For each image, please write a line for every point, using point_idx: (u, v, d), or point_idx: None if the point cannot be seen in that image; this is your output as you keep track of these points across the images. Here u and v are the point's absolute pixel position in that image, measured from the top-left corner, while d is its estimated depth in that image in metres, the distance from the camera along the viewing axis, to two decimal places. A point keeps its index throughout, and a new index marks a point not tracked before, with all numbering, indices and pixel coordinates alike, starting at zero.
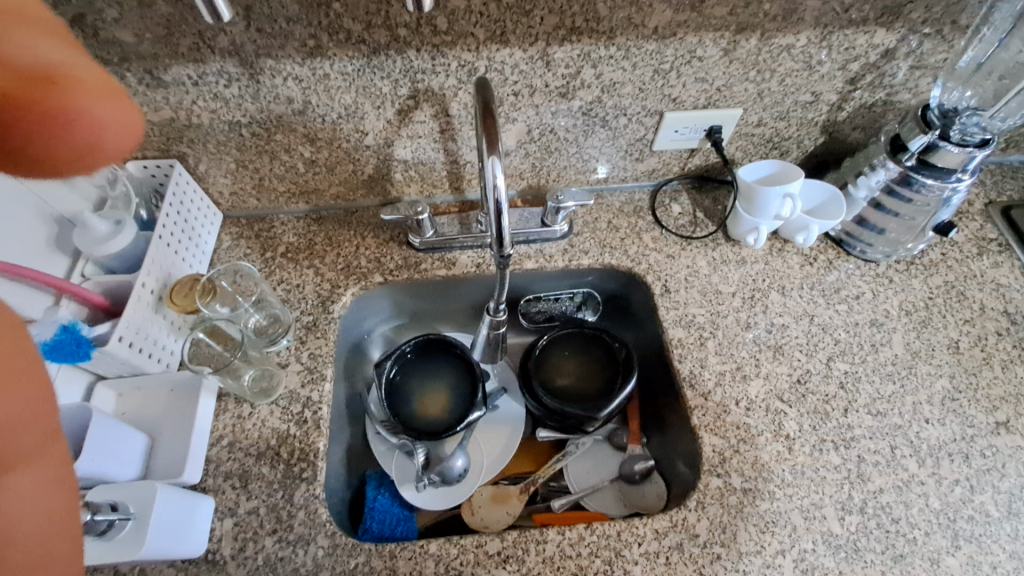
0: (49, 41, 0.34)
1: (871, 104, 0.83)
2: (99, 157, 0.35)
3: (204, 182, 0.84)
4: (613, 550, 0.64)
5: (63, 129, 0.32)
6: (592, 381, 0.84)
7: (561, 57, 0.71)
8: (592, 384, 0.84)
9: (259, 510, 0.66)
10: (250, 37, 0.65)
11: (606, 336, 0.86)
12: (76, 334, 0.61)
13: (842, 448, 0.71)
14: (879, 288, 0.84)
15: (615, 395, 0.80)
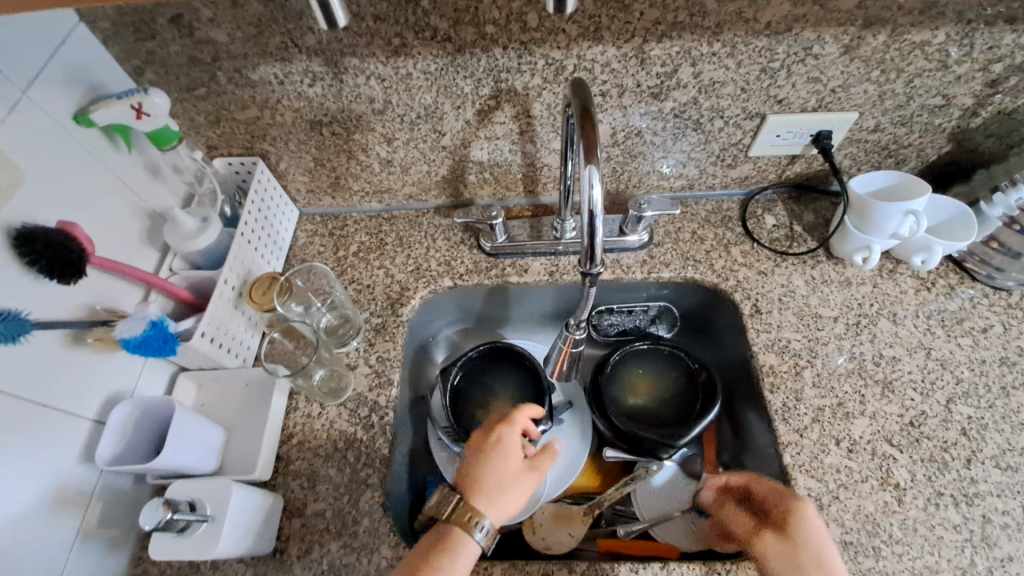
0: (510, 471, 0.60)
1: (1012, 109, 0.72)
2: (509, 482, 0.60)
3: (284, 180, 0.84)
4: None
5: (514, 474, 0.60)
6: (668, 404, 0.80)
7: (657, 55, 0.65)
8: (667, 408, 0.79)
9: (326, 513, 0.66)
10: (337, 36, 0.64)
11: (684, 357, 0.81)
12: (164, 331, 0.61)
13: (964, 505, 0.62)
14: (1012, 321, 0.73)
15: (697, 421, 0.75)
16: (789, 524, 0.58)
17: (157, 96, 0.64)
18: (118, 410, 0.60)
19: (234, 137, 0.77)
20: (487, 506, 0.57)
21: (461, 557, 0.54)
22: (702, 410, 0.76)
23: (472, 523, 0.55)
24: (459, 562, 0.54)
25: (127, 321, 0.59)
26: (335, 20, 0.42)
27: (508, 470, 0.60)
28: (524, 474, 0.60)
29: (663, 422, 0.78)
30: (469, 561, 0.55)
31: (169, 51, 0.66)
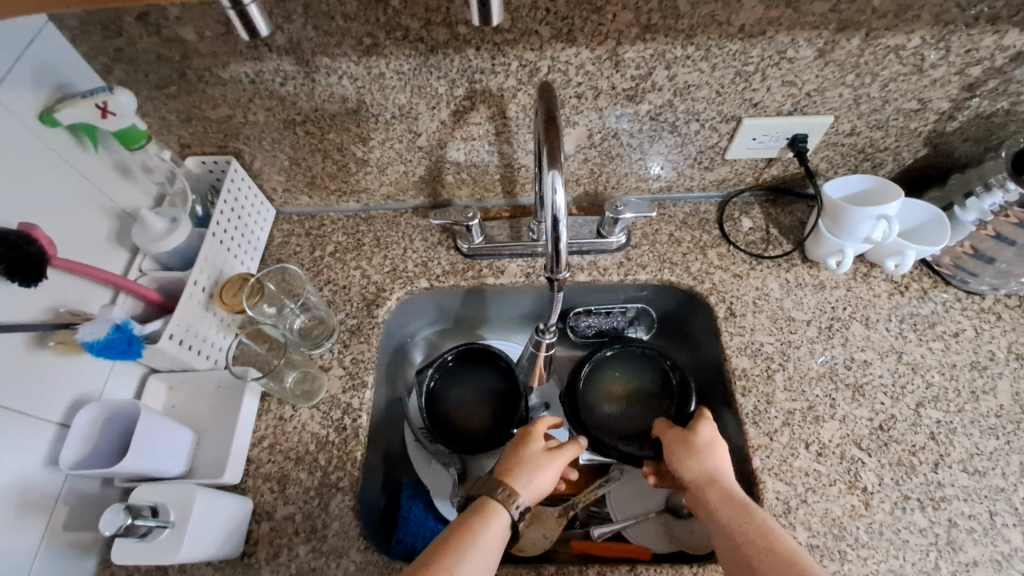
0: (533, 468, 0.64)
1: (990, 113, 0.72)
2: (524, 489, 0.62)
3: (259, 179, 0.84)
4: None
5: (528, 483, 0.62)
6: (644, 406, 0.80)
7: (632, 57, 0.65)
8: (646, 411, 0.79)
9: (296, 516, 0.66)
10: (307, 34, 0.63)
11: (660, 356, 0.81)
12: (128, 334, 0.60)
13: (930, 509, 0.62)
14: (984, 325, 0.74)
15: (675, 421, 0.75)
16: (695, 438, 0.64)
17: (124, 96, 0.62)
18: (82, 412, 0.60)
19: (207, 136, 0.76)
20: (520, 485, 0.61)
21: (497, 525, 0.58)
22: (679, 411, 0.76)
23: (510, 498, 0.59)
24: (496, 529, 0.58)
25: (91, 324, 0.59)
26: (254, 31, 0.45)
27: (542, 453, 0.65)
28: (558, 460, 0.65)
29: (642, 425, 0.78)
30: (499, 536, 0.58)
31: (136, 49, 0.65)
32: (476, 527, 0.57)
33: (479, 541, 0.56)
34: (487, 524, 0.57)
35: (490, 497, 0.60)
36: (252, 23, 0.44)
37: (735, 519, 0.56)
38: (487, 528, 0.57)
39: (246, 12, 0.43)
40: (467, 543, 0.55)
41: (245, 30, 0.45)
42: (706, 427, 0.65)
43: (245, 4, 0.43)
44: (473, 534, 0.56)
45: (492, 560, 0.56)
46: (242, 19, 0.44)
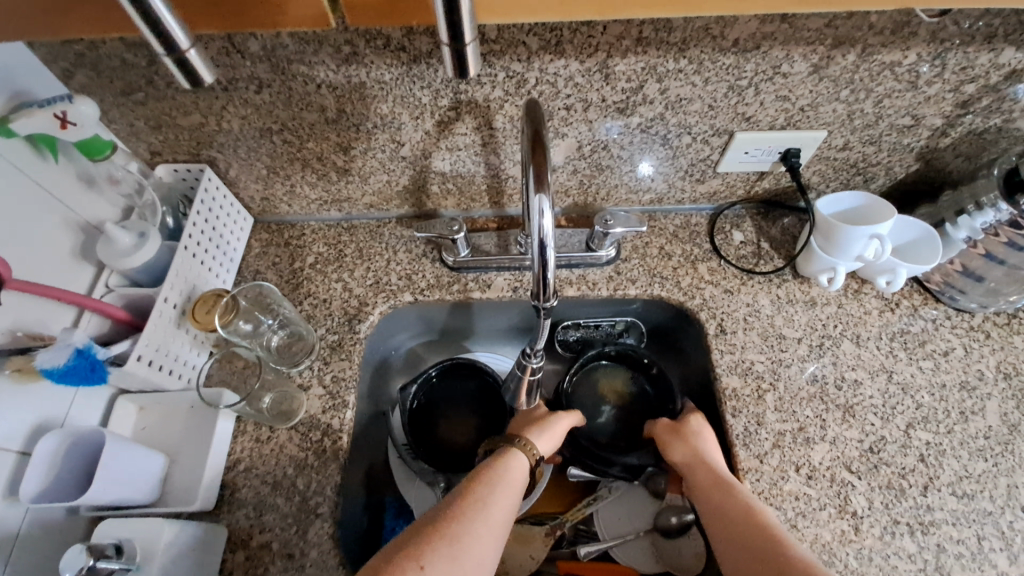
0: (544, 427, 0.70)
1: (982, 130, 0.71)
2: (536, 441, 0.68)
3: (235, 187, 0.80)
4: None
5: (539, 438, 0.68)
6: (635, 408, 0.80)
7: (622, 70, 0.63)
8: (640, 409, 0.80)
9: (272, 545, 0.63)
10: (282, 41, 0.60)
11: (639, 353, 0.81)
12: (90, 358, 0.57)
13: (919, 534, 0.62)
14: (973, 344, 0.73)
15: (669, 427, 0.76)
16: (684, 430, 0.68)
17: (85, 104, 0.59)
18: (44, 440, 0.56)
19: (178, 144, 0.73)
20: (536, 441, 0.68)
21: (515, 471, 0.62)
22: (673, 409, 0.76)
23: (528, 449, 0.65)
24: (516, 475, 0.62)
25: (49, 350, 0.55)
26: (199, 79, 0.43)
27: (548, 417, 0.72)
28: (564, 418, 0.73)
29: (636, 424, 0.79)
30: (519, 479, 0.62)
31: (100, 54, 0.61)
32: (495, 475, 0.60)
33: (504, 476, 0.60)
34: (504, 471, 0.61)
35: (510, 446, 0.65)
36: (194, 68, 0.42)
37: (722, 502, 0.59)
38: (505, 477, 0.60)
39: (187, 60, 0.41)
40: (492, 480, 0.59)
41: (188, 79, 0.42)
42: (695, 419, 0.69)
43: (184, 53, 0.40)
44: (497, 472, 0.61)
45: (519, 493, 0.60)
46: (183, 70, 0.42)
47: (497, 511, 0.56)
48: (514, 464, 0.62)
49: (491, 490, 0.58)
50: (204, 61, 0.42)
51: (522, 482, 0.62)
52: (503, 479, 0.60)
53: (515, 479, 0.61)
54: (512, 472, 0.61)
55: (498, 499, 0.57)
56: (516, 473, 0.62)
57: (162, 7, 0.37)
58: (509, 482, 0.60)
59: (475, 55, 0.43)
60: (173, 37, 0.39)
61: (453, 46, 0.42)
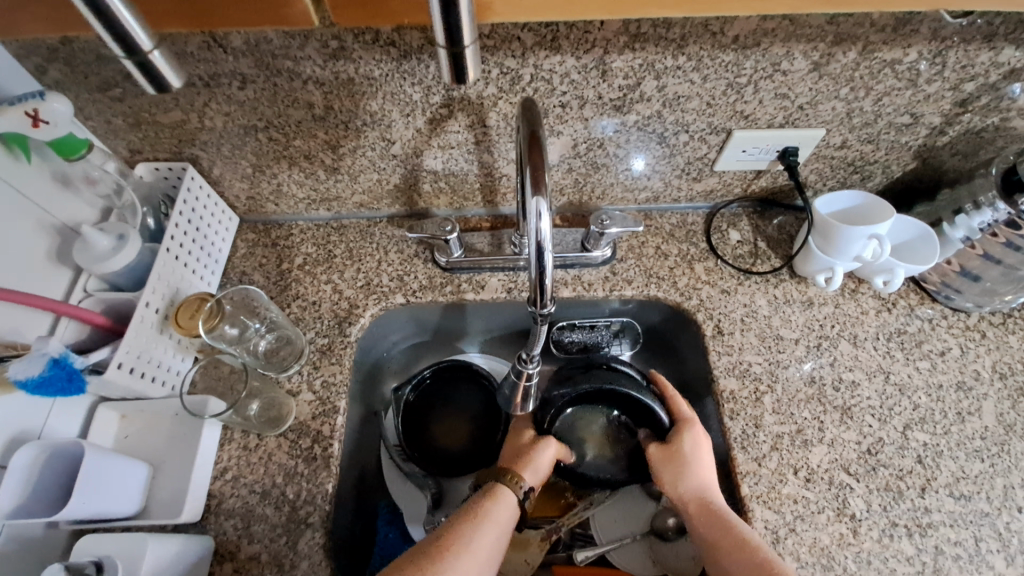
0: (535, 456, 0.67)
1: (980, 128, 0.70)
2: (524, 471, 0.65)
3: (220, 186, 0.78)
4: None
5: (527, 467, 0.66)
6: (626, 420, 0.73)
7: (619, 67, 0.61)
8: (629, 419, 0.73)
9: (261, 556, 0.62)
10: (266, 36, 0.58)
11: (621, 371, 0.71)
12: (68, 368, 0.55)
13: (917, 536, 0.61)
14: (969, 344, 0.73)
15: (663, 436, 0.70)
16: (678, 451, 0.65)
17: (58, 101, 0.56)
18: (21, 452, 0.54)
19: (159, 141, 0.70)
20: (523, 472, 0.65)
21: (504, 507, 0.61)
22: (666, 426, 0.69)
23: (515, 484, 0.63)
24: (507, 508, 0.61)
25: (22, 361, 0.52)
26: (165, 81, 0.41)
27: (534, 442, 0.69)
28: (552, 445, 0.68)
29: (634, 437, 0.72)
30: (507, 520, 0.60)
31: (73, 48, 0.58)
32: (482, 511, 0.60)
33: (491, 515, 0.60)
34: (492, 507, 0.60)
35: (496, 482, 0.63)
36: (159, 71, 0.40)
37: (719, 534, 0.58)
38: (491, 514, 0.60)
39: (151, 61, 0.39)
40: (476, 519, 0.59)
41: (154, 84, 0.41)
42: (688, 437, 0.66)
43: (147, 54, 0.38)
44: (484, 510, 0.60)
45: (506, 534, 0.59)
46: (143, 71, 0.40)
47: (478, 554, 0.56)
48: (504, 501, 0.61)
49: (475, 530, 0.57)
50: (171, 64, 0.40)
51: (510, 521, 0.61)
52: (492, 515, 0.60)
53: (502, 518, 0.60)
54: (501, 510, 0.60)
55: (482, 535, 0.57)
56: (505, 511, 0.61)
57: (118, 4, 0.35)
58: (497, 516, 0.60)
59: (474, 59, 0.42)
60: (134, 40, 0.37)
61: (451, 50, 0.40)
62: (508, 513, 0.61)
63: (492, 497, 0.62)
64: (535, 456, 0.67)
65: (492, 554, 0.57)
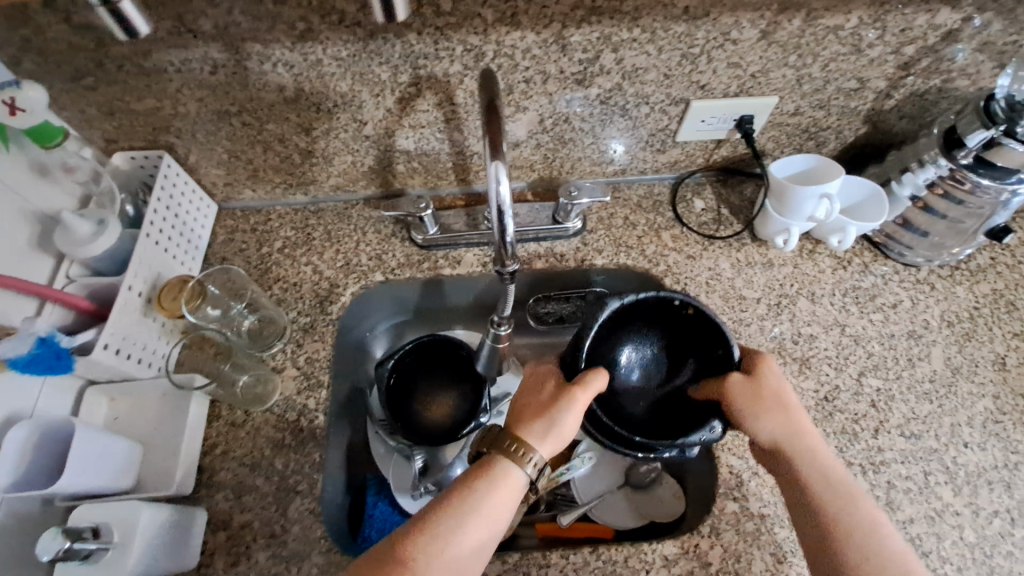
0: (555, 420, 0.55)
1: (924, 91, 0.74)
2: (538, 436, 0.56)
3: (196, 174, 0.79)
4: (623, 559, 0.62)
5: (546, 433, 0.56)
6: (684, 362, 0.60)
7: (578, 40, 0.64)
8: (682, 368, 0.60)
9: (254, 523, 0.64)
10: (234, 19, 0.59)
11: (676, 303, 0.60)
12: (55, 347, 0.59)
13: (871, 473, 0.66)
14: (919, 296, 0.77)
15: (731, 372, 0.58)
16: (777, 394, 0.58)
17: (33, 90, 0.59)
18: (15, 431, 0.56)
19: (134, 130, 0.72)
20: (540, 440, 0.56)
21: (510, 485, 0.55)
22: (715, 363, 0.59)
23: (523, 457, 0.56)
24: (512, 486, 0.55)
25: (12, 340, 0.56)
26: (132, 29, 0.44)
27: (556, 399, 0.56)
28: (578, 400, 0.55)
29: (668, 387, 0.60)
30: (512, 493, 0.55)
31: (45, 38, 0.60)
32: (478, 494, 0.54)
33: (488, 498, 0.54)
34: (490, 488, 0.55)
35: (502, 456, 0.56)
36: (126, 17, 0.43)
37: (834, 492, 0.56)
38: (486, 497, 0.54)
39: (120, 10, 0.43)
40: (469, 502, 0.54)
41: (124, 32, 0.44)
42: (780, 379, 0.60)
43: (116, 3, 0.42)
44: (481, 491, 0.54)
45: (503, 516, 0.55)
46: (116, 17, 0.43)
47: (465, 546, 0.52)
48: (504, 484, 0.55)
49: (467, 515, 0.53)
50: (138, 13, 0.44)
51: (518, 497, 0.56)
52: (484, 501, 0.54)
53: (500, 503, 0.55)
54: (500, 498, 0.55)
55: (473, 525, 0.53)
56: (504, 496, 0.55)
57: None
58: (498, 497, 0.54)
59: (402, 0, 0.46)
60: None
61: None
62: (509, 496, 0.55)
63: (493, 476, 0.55)
64: (555, 418, 0.55)
65: (482, 541, 0.53)
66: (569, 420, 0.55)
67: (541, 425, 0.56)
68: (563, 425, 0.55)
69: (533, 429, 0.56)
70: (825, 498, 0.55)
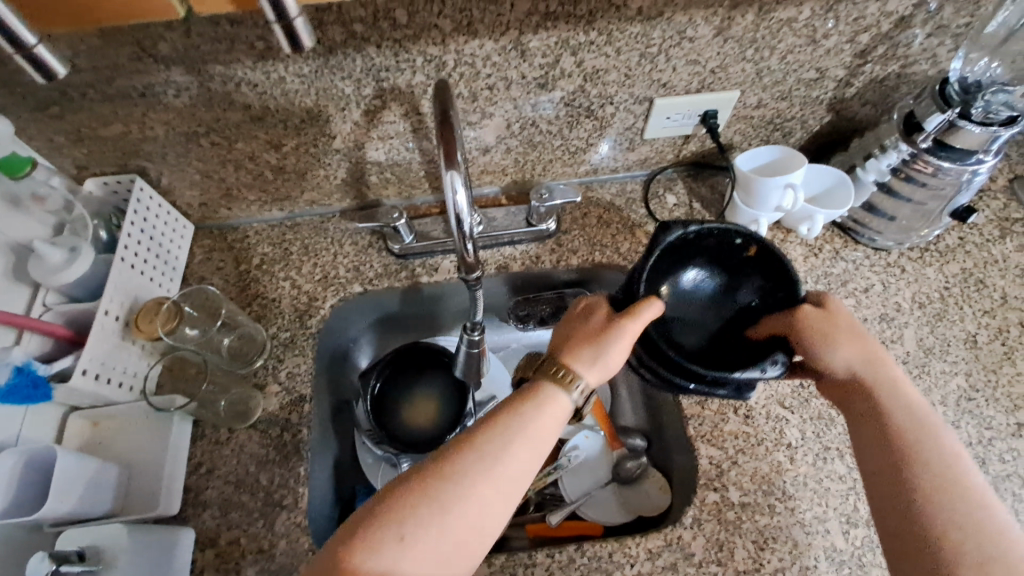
0: (606, 347, 0.54)
1: (883, 77, 0.75)
2: (586, 362, 0.55)
3: (170, 195, 0.80)
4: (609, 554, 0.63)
5: (596, 360, 0.55)
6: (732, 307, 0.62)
7: (537, 46, 0.65)
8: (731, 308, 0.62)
9: (241, 540, 0.65)
10: (192, 42, 0.60)
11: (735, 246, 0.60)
12: (32, 374, 0.60)
13: (848, 457, 0.67)
14: (890, 279, 0.78)
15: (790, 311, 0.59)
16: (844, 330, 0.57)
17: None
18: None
19: (104, 156, 0.73)
20: (585, 366, 0.55)
21: (556, 409, 0.53)
22: (770, 301, 0.61)
23: (569, 383, 0.54)
24: (545, 416, 0.53)
25: None
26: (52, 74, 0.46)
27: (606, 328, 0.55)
28: (628, 328, 0.54)
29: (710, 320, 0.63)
30: (558, 418, 0.53)
31: (7, 71, 0.60)
32: (524, 416, 0.52)
33: (534, 419, 0.52)
34: (537, 410, 0.52)
35: (547, 379, 0.54)
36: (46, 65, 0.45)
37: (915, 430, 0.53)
38: (531, 420, 0.52)
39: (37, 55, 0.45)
40: (518, 420, 0.52)
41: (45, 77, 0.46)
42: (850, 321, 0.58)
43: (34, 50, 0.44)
44: (529, 413, 0.52)
45: (544, 442, 0.52)
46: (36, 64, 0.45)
47: (511, 466, 0.50)
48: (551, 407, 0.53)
49: (516, 433, 0.51)
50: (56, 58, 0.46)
51: (562, 421, 0.54)
52: (530, 421, 0.52)
53: (544, 429, 0.52)
54: (545, 424, 0.53)
55: (518, 445, 0.51)
56: (548, 423, 0.53)
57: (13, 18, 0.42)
58: (543, 422, 0.52)
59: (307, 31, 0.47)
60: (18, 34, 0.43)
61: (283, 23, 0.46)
62: (551, 424, 0.53)
63: (541, 401, 0.53)
64: (604, 346, 0.55)
65: (524, 468, 0.51)
66: (618, 349, 0.55)
67: (591, 351, 0.55)
68: (612, 352, 0.55)
69: (581, 356, 0.55)
70: (908, 434, 0.52)
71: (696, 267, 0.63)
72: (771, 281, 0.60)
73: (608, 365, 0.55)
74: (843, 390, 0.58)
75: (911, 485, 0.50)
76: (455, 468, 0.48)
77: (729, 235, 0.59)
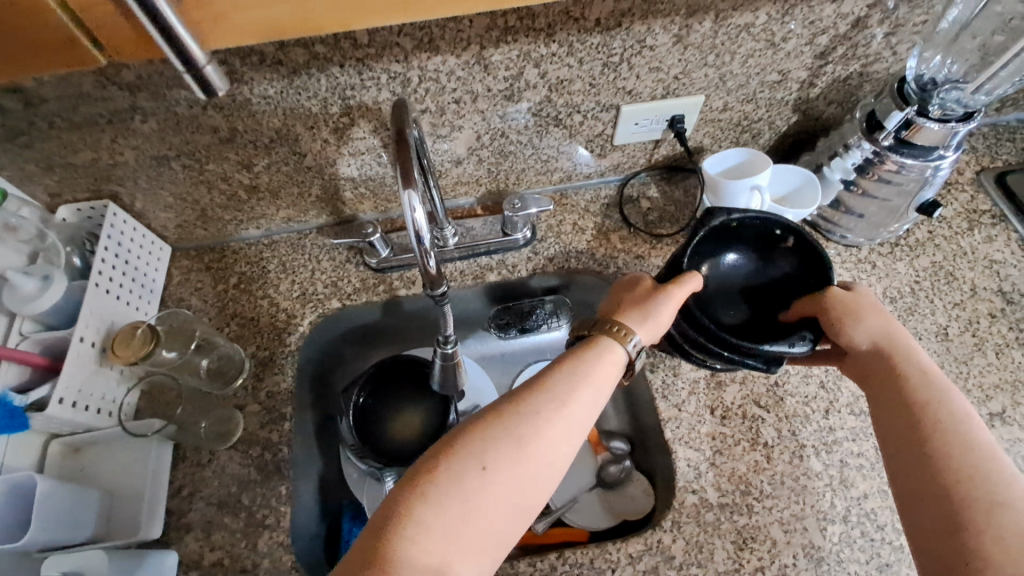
0: (654, 308, 0.58)
1: (845, 76, 0.76)
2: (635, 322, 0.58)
3: (145, 219, 0.80)
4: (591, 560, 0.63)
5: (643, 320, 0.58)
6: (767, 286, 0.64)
7: (499, 59, 0.66)
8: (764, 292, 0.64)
9: (224, 561, 0.65)
10: (155, 69, 0.60)
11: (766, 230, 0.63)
12: (8, 404, 0.60)
13: (824, 454, 0.68)
14: (862, 275, 0.79)
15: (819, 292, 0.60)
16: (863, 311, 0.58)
17: None
18: None
19: (77, 183, 0.73)
20: (637, 324, 0.58)
21: (609, 364, 0.55)
22: (800, 282, 0.62)
23: (625, 336, 0.57)
24: (602, 366, 0.55)
25: None
26: None
27: (654, 292, 0.59)
28: (674, 294, 0.58)
29: (745, 301, 0.65)
30: (614, 369, 0.55)
31: None
32: (585, 364, 0.54)
33: (591, 368, 0.54)
34: (594, 360, 0.55)
35: (603, 334, 0.57)
36: None
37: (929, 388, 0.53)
38: (590, 367, 0.54)
39: None
40: (577, 368, 0.54)
41: None
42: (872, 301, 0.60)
43: None
44: (584, 362, 0.55)
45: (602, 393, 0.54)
46: None
47: (574, 410, 0.52)
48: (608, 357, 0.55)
49: (578, 378, 0.53)
50: None
51: (618, 374, 0.56)
52: (589, 371, 0.54)
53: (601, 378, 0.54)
54: (602, 372, 0.54)
55: (580, 389, 0.53)
56: (605, 372, 0.55)
57: None
58: (598, 373, 0.54)
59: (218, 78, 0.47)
60: None
61: (190, 71, 0.46)
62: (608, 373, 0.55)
63: (599, 351, 0.56)
64: (654, 307, 0.58)
65: (585, 411, 0.53)
66: (664, 313, 0.58)
67: (641, 312, 0.58)
68: (661, 314, 0.58)
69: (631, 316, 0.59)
70: (921, 388, 0.53)
71: (735, 252, 0.65)
72: (804, 267, 0.62)
73: (657, 325, 0.58)
74: (864, 366, 0.58)
75: (925, 431, 0.50)
76: (522, 413, 0.50)
77: (767, 225, 0.62)
